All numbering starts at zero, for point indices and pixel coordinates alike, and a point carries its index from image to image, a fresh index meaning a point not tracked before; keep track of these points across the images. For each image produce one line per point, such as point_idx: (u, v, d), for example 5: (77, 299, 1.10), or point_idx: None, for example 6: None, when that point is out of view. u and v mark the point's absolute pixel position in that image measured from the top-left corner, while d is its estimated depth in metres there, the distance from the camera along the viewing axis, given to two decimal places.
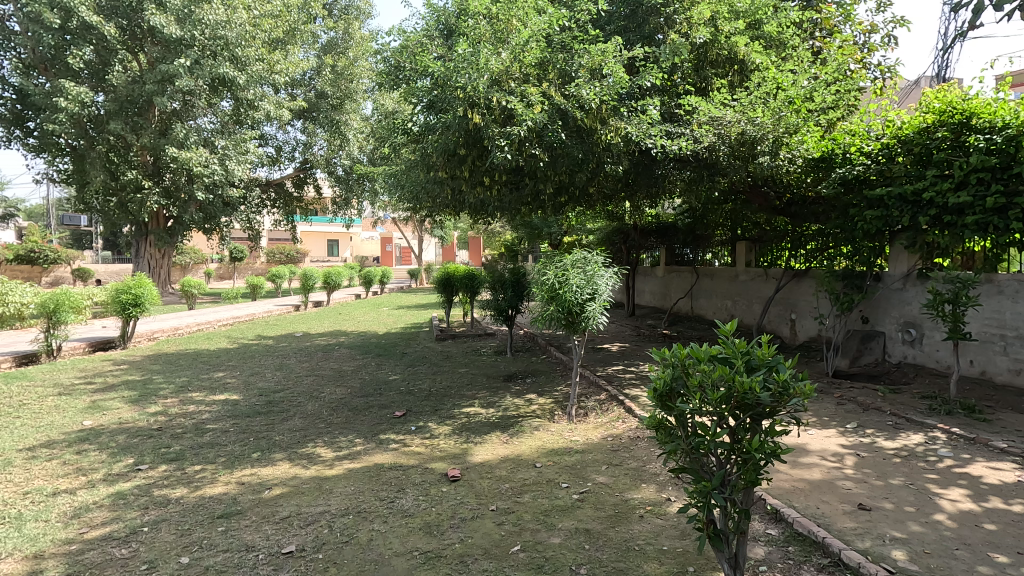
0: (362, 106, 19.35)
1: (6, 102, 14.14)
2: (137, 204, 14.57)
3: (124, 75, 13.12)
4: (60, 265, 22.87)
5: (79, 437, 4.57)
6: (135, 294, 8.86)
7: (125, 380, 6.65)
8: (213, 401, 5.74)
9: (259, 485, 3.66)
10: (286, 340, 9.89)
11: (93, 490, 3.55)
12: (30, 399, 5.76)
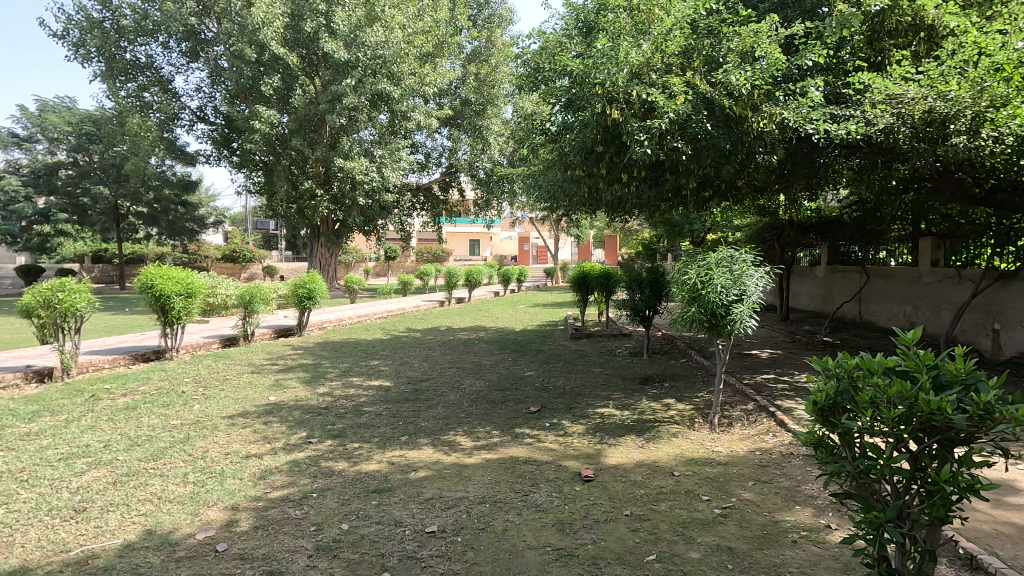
0: (503, 110, 20.06)
1: (217, 127, 17.04)
2: (312, 210, 16.65)
3: (304, 97, 15.07)
4: (254, 263, 26.97)
5: (265, 410, 5.34)
6: (309, 288, 10.14)
7: (301, 363, 7.64)
8: (370, 386, 6.36)
9: (406, 466, 3.97)
10: (431, 334, 10.62)
11: (275, 456, 4.12)
12: (231, 375, 6.88)
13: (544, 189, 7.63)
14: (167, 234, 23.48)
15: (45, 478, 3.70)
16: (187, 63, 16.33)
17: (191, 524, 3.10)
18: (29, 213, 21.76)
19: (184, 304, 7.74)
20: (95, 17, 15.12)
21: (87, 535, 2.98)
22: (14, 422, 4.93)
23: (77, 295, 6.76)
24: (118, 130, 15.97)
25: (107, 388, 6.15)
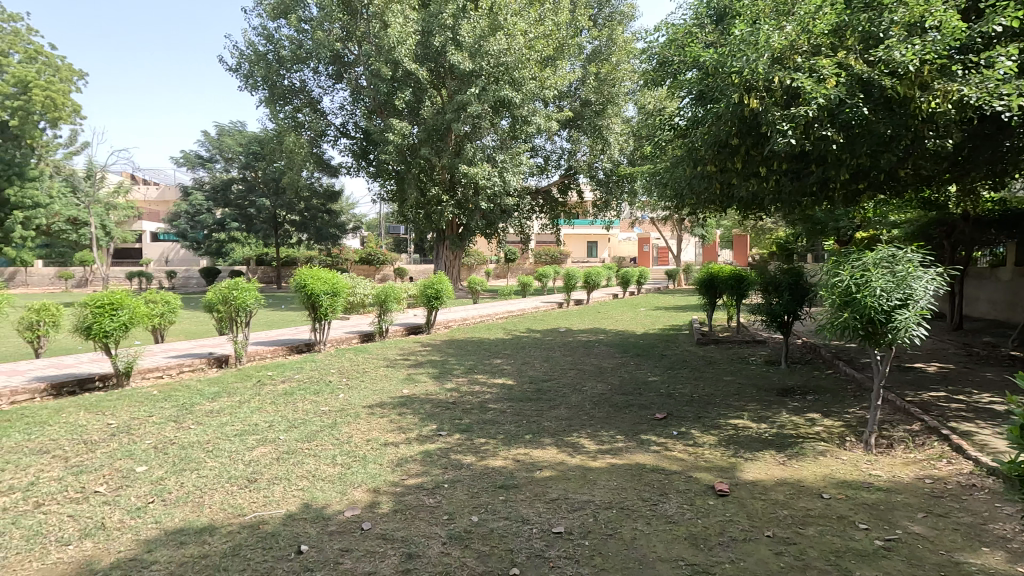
0: (624, 109, 19.64)
1: (357, 141, 18.67)
2: (438, 214, 17.59)
3: (432, 109, 15.98)
4: (387, 265, 29.12)
5: (400, 401, 5.73)
6: (437, 289, 10.71)
7: (430, 360, 8.09)
8: (493, 384, 6.56)
9: (532, 464, 4.02)
10: (551, 335, 10.69)
11: (410, 446, 4.40)
12: (370, 368, 7.49)
13: (668, 187, 7.34)
14: (315, 239, 26.19)
15: (224, 450, 4.29)
16: (333, 84, 18.07)
17: (340, 502, 3.41)
18: (210, 223, 25.50)
19: (331, 302, 8.55)
20: (260, 50, 17.31)
21: (257, 503, 3.40)
22: (201, 400, 5.79)
23: (247, 293, 7.75)
24: (277, 148, 18.13)
25: (270, 375, 6.99)
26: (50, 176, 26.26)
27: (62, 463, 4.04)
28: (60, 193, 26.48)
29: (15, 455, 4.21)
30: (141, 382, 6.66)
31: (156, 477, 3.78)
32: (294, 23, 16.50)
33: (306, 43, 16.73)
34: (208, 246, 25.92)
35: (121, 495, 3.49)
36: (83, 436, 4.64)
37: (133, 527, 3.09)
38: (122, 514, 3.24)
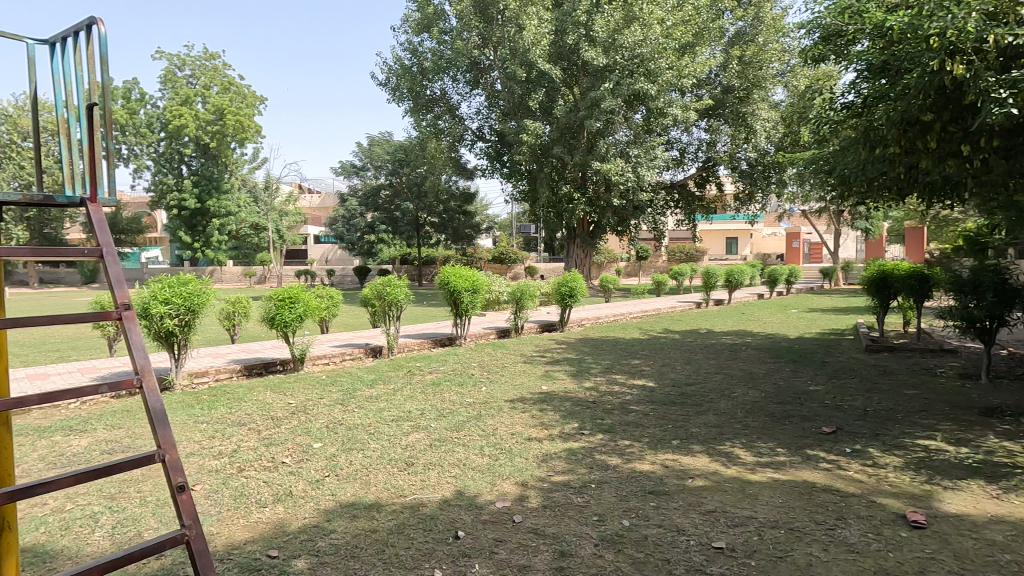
0: (772, 92, 18.04)
1: (492, 143, 19.30)
2: (569, 213, 17.52)
3: (565, 107, 15.99)
4: (518, 264, 29.78)
5: (541, 398, 5.78)
6: (571, 287, 10.68)
7: (566, 357, 8.07)
8: (634, 385, 6.35)
9: (682, 471, 3.80)
10: (691, 336, 10.12)
11: (553, 442, 4.40)
12: (508, 363, 7.67)
13: (829, 175, 6.55)
14: (452, 239, 27.62)
15: (384, 434, 4.65)
16: (470, 90, 18.84)
17: (490, 492, 3.51)
18: (362, 226, 28.06)
19: (471, 299, 8.91)
20: (406, 63, 18.58)
21: (416, 485, 3.62)
22: (361, 387, 6.35)
23: (398, 289, 8.35)
24: (420, 154, 19.37)
25: (418, 367, 7.47)
26: (239, 189, 30.75)
27: (256, 435, 4.66)
28: (246, 203, 30.90)
29: (222, 425, 4.95)
30: (312, 367, 7.49)
31: (330, 453, 4.21)
32: (436, 35, 17.47)
33: (447, 53, 17.63)
34: (361, 247, 28.54)
35: (303, 468, 3.93)
36: (270, 412, 5.32)
37: (314, 497, 3.46)
38: (305, 485, 3.64)
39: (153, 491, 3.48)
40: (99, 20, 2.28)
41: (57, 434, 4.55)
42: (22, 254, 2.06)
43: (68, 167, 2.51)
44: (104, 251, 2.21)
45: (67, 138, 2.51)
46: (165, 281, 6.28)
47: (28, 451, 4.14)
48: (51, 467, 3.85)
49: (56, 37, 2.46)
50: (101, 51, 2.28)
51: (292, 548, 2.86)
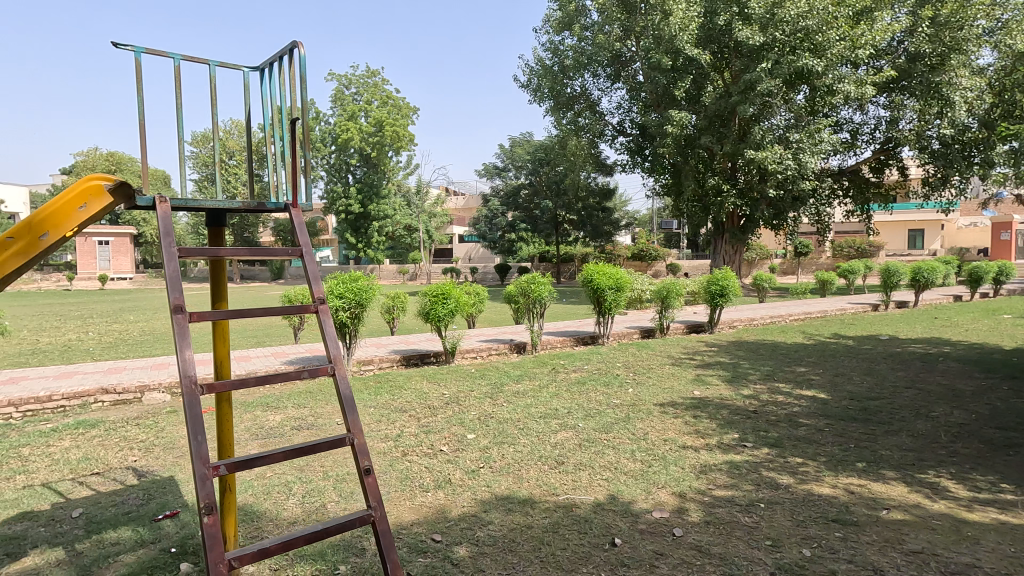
0: (975, 56, 15.17)
1: (633, 137, 18.70)
2: (718, 206, 16.33)
3: (715, 93, 14.92)
4: (659, 261, 28.63)
5: (693, 403, 5.42)
6: (722, 285, 9.93)
7: (718, 361, 7.51)
8: (801, 395, 5.69)
9: (873, 500, 3.29)
10: (869, 343, 8.84)
11: (712, 453, 4.08)
12: (654, 365, 7.34)
13: None
14: (591, 236, 27.42)
15: (533, 430, 4.69)
16: (611, 84, 18.43)
17: (646, 500, 3.34)
18: (503, 225, 28.99)
19: (614, 297, 8.69)
20: (547, 63, 18.71)
21: (568, 485, 3.58)
22: (508, 382, 6.51)
23: (542, 286, 8.43)
24: (559, 153, 19.41)
25: (562, 364, 7.48)
26: (394, 193, 33.56)
27: (416, 422, 4.97)
28: (401, 206, 33.63)
29: (386, 411, 5.38)
30: (462, 360, 7.87)
31: (483, 445, 4.34)
32: (577, 32, 17.34)
33: (588, 49, 17.42)
34: (502, 245, 29.52)
35: (459, 457, 4.11)
36: (427, 401, 5.66)
37: (471, 486, 3.58)
38: (462, 474, 3.80)
39: (334, 467, 3.88)
40: (300, 44, 2.55)
41: (258, 409, 5.29)
42: (242, 255, 2.38)
43: (273, 178, 2.86)
44: (303, 250, 2.48)
45: (274, 152, 2.86)
46: (339, 278, 7.02)
47: (237, 423, 4.86)
48: (255, 438, 4.48)
49: (266, 63, 2.81)
50: (301, 72, 2.54)
51: (454, 534, 2.98)
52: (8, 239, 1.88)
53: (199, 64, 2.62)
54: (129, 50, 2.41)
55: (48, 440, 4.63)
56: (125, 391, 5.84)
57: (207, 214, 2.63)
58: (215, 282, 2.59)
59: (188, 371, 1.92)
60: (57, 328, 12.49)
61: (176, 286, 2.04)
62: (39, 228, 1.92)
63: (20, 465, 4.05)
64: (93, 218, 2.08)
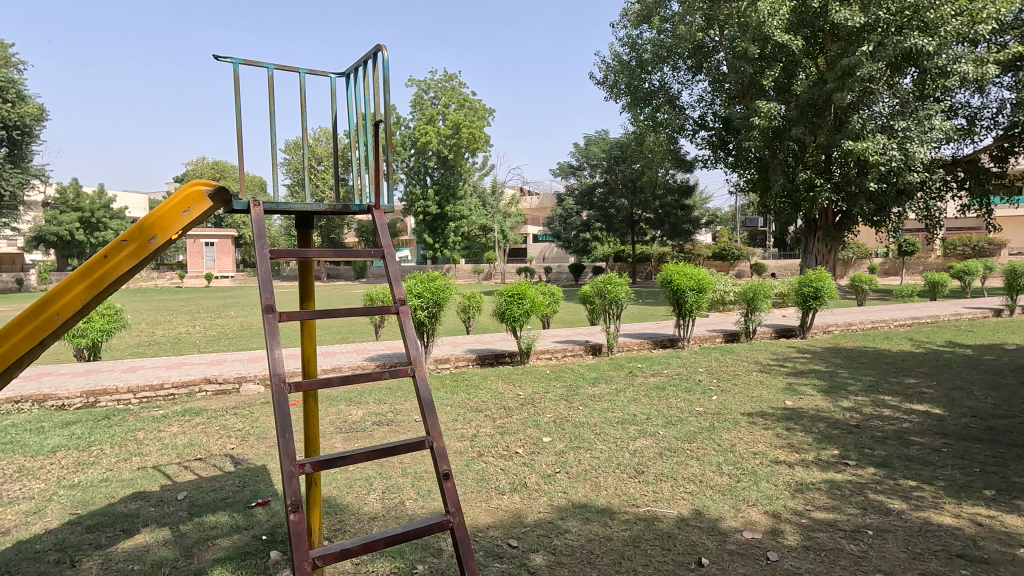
0: None
1: (716, 131, 17.83)
2: (810, 202, 15.18)
3: (807, 81, 13.89)
4: (743, 261, 27.20)
5: (785, 414, 5.03)
6: (816, 287, 9.20)
7: (813, 369, 6.96)
8: (913, 410, 5.12)
9: (1007, 536, 2.87)
10: (992, 353, 7.85)
11: (809, 470, 3.76)
12: (740, 371, 6.92)
13: None
14: (669, 235, 26.54)
15: (611, 435, 4.54)
16: (693, 76, 17.68)
17: (735, 518, 3.12)
18: (578, 224, 28.69)
19: (696, 298, 8.29)
20: (624, 58, 18.24)
21: (649, 496, 3.41)
22: (584, 384, 6.38)
23: (619, 287, 8.19)
24: (636, 150, 18.88)
25: (640, 367, 7.23)
26: (470, 194, 34.15)
27: (491, 422, 4.97)
28: (476, 207, 34.19)
29: (462, 410, 5.42)
30: (536, 361, 7.82)
31: (559, 449, 4.25)
32: (657, 24, 16.77)
33: (668, 41, 16.80)
34: (576, 245, 29.23)
35: (535, 460, 4.04)
36: (503, 402, 5.65)
37: (548, 492, 3.51)
38: (538, 478, 3.73)
39: (412, 464, 3.94)
40: (383, 46, 2.58)
41: (341, 404, 5.51)
42: (328, 256, 2.44)
43: (357, 181, 2.93)
44: (384, 251, 2.51)
45: (357, 156, 2.93)
46: (418, 278, 7.20)
47: (323, 416, 5.08)
48: (338, 432, 4.65)
49: (350, 68, 2.88)
50: (384, 74, 2.58)
51: (530, 541, 2.92)
52: (121, 241, 1.99)
53: (290, 72, 2.72)
54: (227, 62, 2.55)
55: (160, 425, 5.06)
56: (226, 382, 6.29)
57: (297, 216, 2.73)
58: (303, 283, 2.68)
59: (278, 369, 1.98)
60: (170, 322, 13.74)
61: (268, 286, 2.11)
62: (148, 231, 2.04)
63: (136, 447, 4.45)
64: (195, 222, 2.19)
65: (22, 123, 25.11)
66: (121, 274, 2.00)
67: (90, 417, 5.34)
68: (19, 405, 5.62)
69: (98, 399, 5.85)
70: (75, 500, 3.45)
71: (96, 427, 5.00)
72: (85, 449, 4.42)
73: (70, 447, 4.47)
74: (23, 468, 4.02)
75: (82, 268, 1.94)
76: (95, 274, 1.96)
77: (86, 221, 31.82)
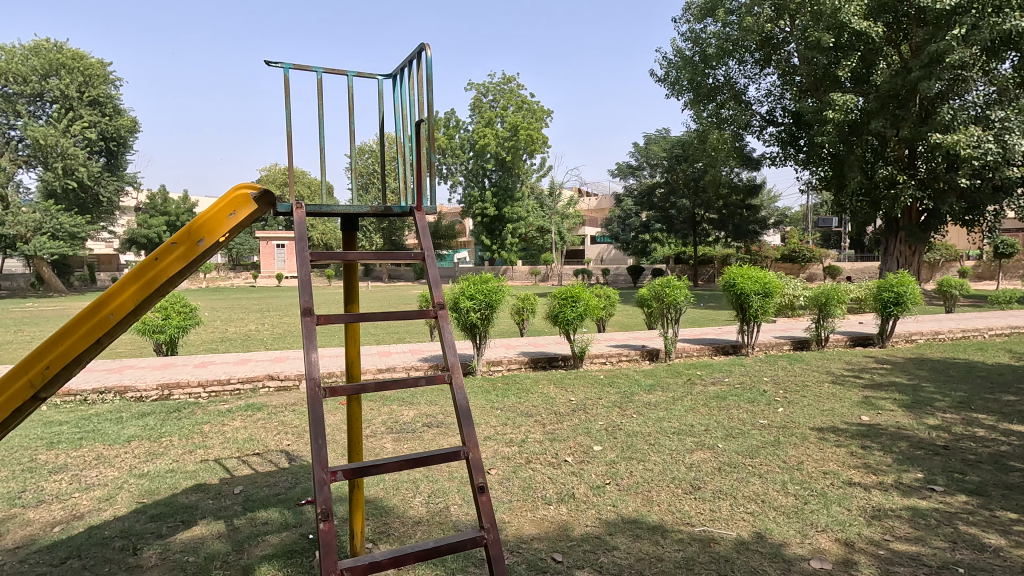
0: None
1: (785, 127, 16.91)
2: (891, 200, 14.05)
3: (889, 70, 12.84)
4: (815, 263, 25.73)
5: (861, 431, 4.61)
6: (897, 292, 8.47)
7: (892, 382, 6.40)
8: (1013, 432, 4.57)
9: None
10: None
11: (887, 495, 3.41)
12: (810, 382, 6.45)
13: None
14: (733, 236, 25.51)
15: (665, 447, 4.32)
16: (761, 70, 16.86)
17: (802, 545, 2.86)
18: (637, 225, 28.13)
19: (762, 303, 7.83)
20: (687, 54, 17.60)
21: (705, 515, 3.20)
22: (639, 391, 6.15)
23: (677, 290, 7.85)
24: (698, 148, 18.11)
25: (699, 375, 6.90)
26: (528, 196, 34.21)
27: (542, 428, 4.87)
28: (533, 208, 34.22)
29: (512, 414, 5.34)
30: (590, 365, 7.65)
31: (610, 459, 4.09)
32: (722, 17, 16.05)
33: (734, 34, 16.08)
34: (635, 246, 28.72)
35: (584, 470, 3.91)
36: (554, 407, 5.52)
37: (596, 504, 3.36)
38: (587, 488, 3.59)
39: (459, 469, 3.90)
40: (427, 45, 2.54)
41: (394, 404, 5.57)
42: (370, 258, 2.42)
43: (404, 183, 2.91)
44: (425, 254, 2.47)
45: (405, 160, 2.91)
46: (472, 279, 7.20)
47: (375, 416, 5.14)
48: (388, 433, 4.67)
49: (397, 69, 2.85)
50: (428, 73, 2.53)
51: (575, 556, 2.79)
52: (172, 244, 2.06)
53: (338, 75, 2.72)
54: (279, 68, 2.56)
55: (224, 419, 5.29)
56: (287, 379, 6.52)
57: (343, 218, 2.73)
58: (348, 285, 2.69)
59: (314, 373, 1.98)
60: (242, 319, 14.55)
61: (308, 289, 2.12)
62: (197, 234, 2.10)
63: (201, 440, 4.66)
64: (242, 225, 2.25)
65: (117, 134, 27.29)
66: (171, 276, 2.06)
67: (163, 409, 5.66)
68: (103, 395, 6.04)
69: (172, 392, 6.20)
70: (143, 490, 3.64)
71: (167, 419, 5.28)
72: (156, 439, 4.67)
73: (143, 437, 4.74)
74: (100, 455, 4.29)
75: (136, 270, 2.01)
76: (147, 276, 2.03)
77: (171, 225, 34.27)
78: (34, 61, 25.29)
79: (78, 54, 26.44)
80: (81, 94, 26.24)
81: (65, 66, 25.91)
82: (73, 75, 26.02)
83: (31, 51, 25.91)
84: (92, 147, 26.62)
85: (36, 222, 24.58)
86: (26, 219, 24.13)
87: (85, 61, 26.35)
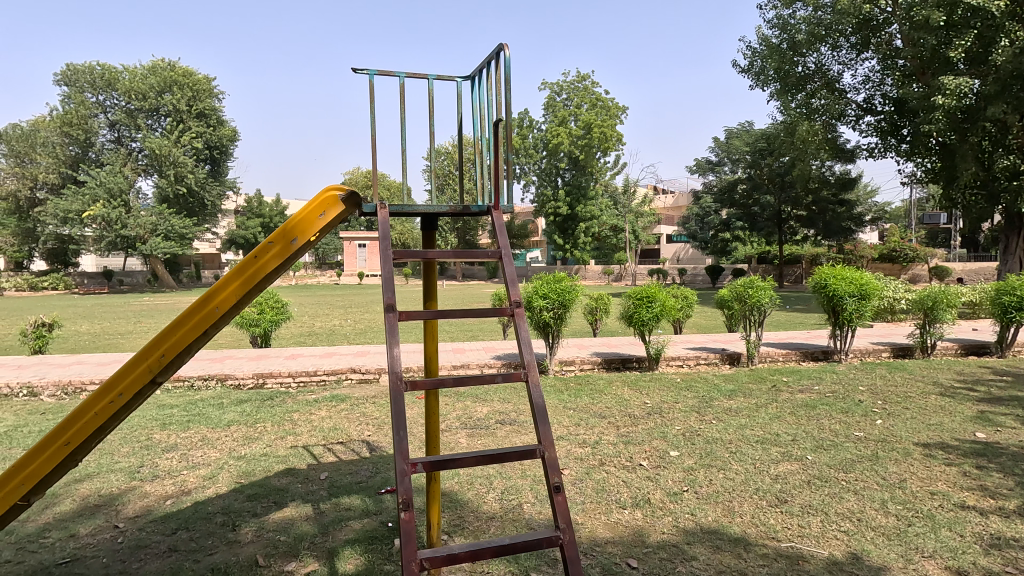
0: None
1: (885, 115, 15.56)
2: (1012, 194, 12.60)
3: (1011, 48, 11.19)
4: (919, 263, 23.54)
5: (975, 449, 4.16)
6: (1021, 296, 7.51)
7: (1014, 396, 5.70)
8: None
9: None
10: None
11: (1010, 522, 3.04)
12: (914, 393, 5.88)
13: None
14: (823, 235, 24.06)
15: (748, 456, 4.10)
16: (857, 55, 15.67)
17: (905, 570, 2.62)
18: (716, 224, 27.07)
19: (857, 306, 7.25)
20: (773, 42, 16.62)
21: (794, 531, 3.01)
22: (718, 396, 5.89)
23: (761, 291, 7.41)
24: (784, 140, 17.07)
25: (785, 381, 6.50)
26: (601, 194, 33.80)
27: (616, 430, 4.79)
28: (607, 207, 33.83)
29: (586, 414, 5.29)
30: (666, 368, 7.45)
31: (687, 466, 3.94)
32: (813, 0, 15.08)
33: (827, 17, 15.10)
34: (714, 245, 27.61)
35: (660, 475, 3.79)
36: (628, 410, 5.40)
37: (673, 511, 3.25)
38: (663, 495, 3.48)
39: (531, 468, 3.90)
40: (506, 45, 2.55)
41: (468, 400, 5.68)
42: (449, 257, 2.45)
43: (481, 184, 2.93)
44: (502, 253, 2.48)
45: (483, 158, 2.93)
46: (544, 279, 7.20)
47: (450, 411, 5.27)
48: (463, 428, 4.76)
49: (476, 70, 2.88)
50: (506, 73, 2.54)
51: (652, 563, 2.71)
52: (268, 243, 2.20)
53: (419, 79, 2.78)
54: (365, 74, 2.65)
55: (312, 408, 5.64)
56: (368, 372, 6.83)
57: (423, 218, 2.81)
58: (427, 282, 2.76)
59: (396, 367, 2.04)
60: (327, 315, 15.37)
61: (391, 287, 2.18)
62: (291, 233, 2.24)
63: (291, 427, 4.97)
64: (330, 225, 2.37)
65: (221, 143, 29.82)
66: (268, 272, 2.21)
67: (258, 397, 6.11)
68: (207, 382, 6.59)
69: (266, 381, 6.67)
70: (241, 471, 3.94)
71: (262, 406, 5.69)
72: (252, 425, 5.05)
73: (240, 422, 5.13)
74: (206, 437, 4.70)
75: (237, 268, 2.16)
76: (248, 272, 2.18)
77: (265, 226, 36.99)
78: (152, 79, 28.10)
79: (188, 71, 29.02)
80: (191, 107, 28.86)
81: (177, 82, 28.61)
82: (183, 90, 28.67)
83: (149, 70, 28.80)
84: (198, 155, 29.17)
85: (153, 224, 27.25)
86: (144, 221, 26.81)
87: (193, 77, 28.92)
